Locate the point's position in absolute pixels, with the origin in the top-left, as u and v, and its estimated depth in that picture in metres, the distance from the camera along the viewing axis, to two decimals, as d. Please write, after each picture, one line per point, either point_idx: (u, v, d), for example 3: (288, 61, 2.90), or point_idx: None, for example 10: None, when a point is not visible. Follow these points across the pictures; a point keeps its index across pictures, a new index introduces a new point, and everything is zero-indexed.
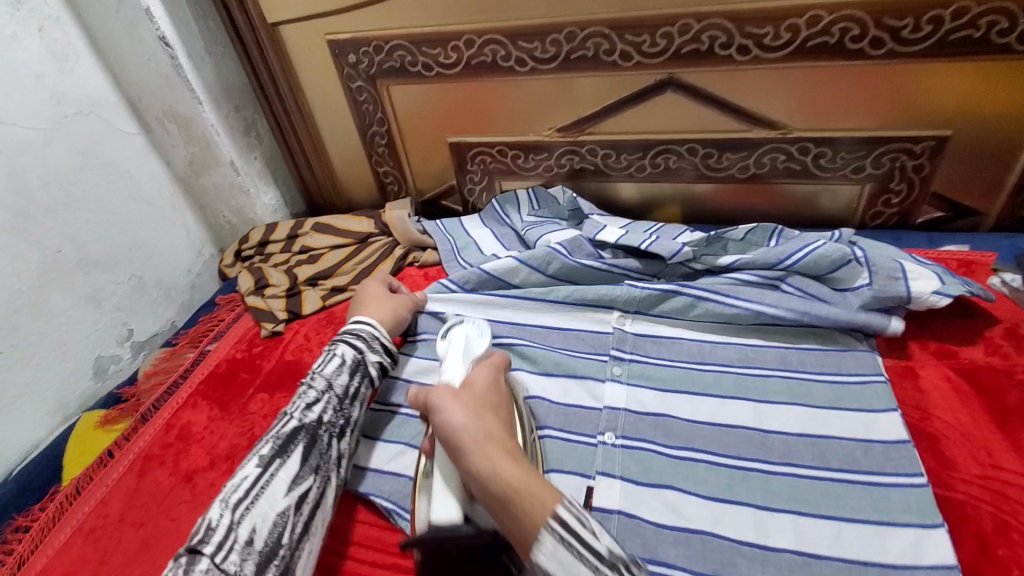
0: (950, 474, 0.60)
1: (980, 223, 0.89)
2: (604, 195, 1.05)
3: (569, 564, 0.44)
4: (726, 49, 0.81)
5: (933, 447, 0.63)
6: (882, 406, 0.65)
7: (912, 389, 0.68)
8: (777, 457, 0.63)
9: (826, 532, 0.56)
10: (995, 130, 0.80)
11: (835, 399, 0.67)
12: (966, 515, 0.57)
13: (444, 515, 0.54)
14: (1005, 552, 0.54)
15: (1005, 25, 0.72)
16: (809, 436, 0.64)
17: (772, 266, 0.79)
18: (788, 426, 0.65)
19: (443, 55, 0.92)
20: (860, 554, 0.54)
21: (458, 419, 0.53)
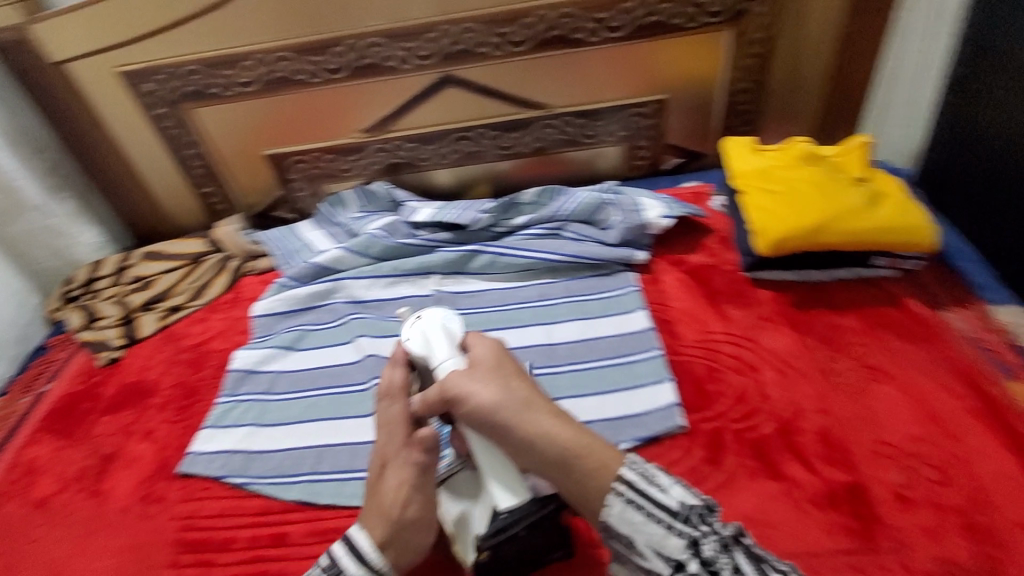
0: (679, 344, 0.81)
1: (705, 163, 1.16)
2: (422, 184, 1.17)
3: (640, 524, 0.48)
4: (482, 46, 0.97)
5: (669, 328, 0.83)
6: (634, 306, 0.86)
7: (655, 292, 0.89)
8: (561, 359, 0.81)
9: (591, 404, 0.75)
10: (695, 88, 1.05)
11: (603, 309, 0.87)
12: (687, 370, 0.77)
13: (508, 500, 0.56)
14: (711, 387, 0.74)
15: (675, 9, 0.95)
16: (582, 339, 0.83)
17: (551, 219, 0.98)
18: (569, 336, 0.84)
19: (239, 75, 1.00)
20: (617, 411, 0.74)
21: (485, 396, 0.54)
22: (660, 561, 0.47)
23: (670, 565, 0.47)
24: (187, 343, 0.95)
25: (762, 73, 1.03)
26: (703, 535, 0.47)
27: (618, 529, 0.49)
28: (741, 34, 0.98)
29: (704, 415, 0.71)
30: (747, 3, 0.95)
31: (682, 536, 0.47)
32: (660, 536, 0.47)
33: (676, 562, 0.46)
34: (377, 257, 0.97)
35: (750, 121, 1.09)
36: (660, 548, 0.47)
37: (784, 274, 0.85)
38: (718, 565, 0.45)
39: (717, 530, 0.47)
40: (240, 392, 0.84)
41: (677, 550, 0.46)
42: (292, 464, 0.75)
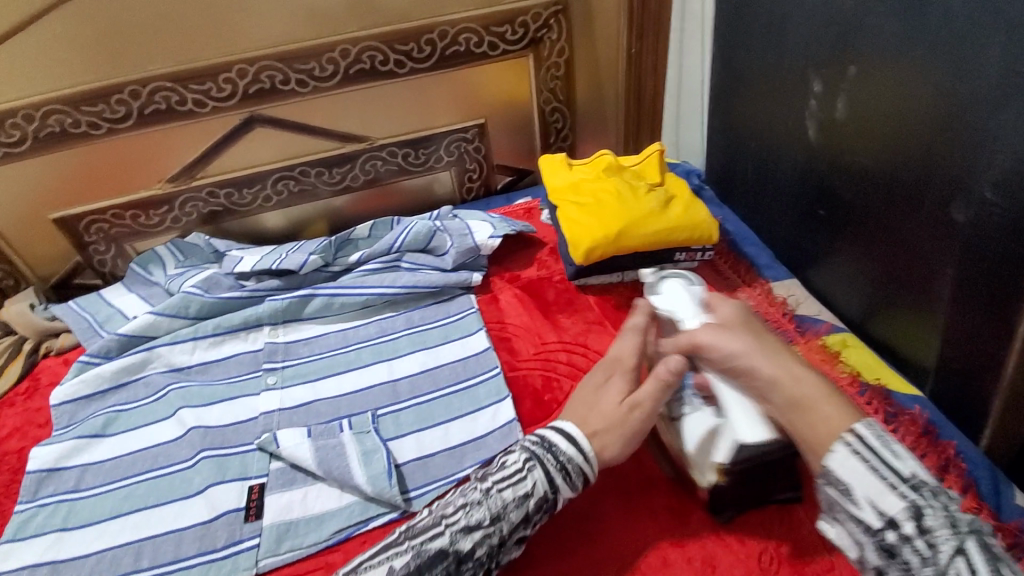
0: (517, 359, 0.84)
1: (535, 178, 1.22)
2: (251, 230, 1.08)
3: (862, 473, 0.46)
4: (287, 84, 0.94)
5: (508, 345, 0.86)
6: (474, 328, 0.87)
7: (494, 311, 0.91)
8: (405, 395, 0.80)
9: (436, 435, 0.74)
10: (510, 111, 1.10)
11: (445, 336, 0.87)
12: (525, 383, 0.80)
13: (756, 437, 0.56)
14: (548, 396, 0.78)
15: (476, 38, 0.99)
16: (423, 370, 0.82)
17: (386, 252, 0.96)
18: (412, 369, 0.83)
19: (0, 134, 0.88)
20: (459, 438, 0.74)
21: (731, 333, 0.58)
22: (870, 513, 0.45)
23: (884, 522, 0.44)
24: None
25: (568, 93, 1.10)
26: (925, 501, 0.43)
27: (836, 474, 0.47)
28: (541, 58, 1.04)
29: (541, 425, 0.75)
30: (540, 30, 1.01)
31: (903, 498, 0.44)
32: (881, 491, 0.45)
33: (891, 520, 0.44)
34: (197, 316, 0.90)
35: (566, 137, 1.17)
36: (875, 502, 0.45)
37: (605, 278, 0.92)
38: (934, 537, 0.42)
39: (528, 448, 0.59)
40: (36, 497, 0.72)
41: (895, 510, 0.44)
42: (104, 569, 0.65)
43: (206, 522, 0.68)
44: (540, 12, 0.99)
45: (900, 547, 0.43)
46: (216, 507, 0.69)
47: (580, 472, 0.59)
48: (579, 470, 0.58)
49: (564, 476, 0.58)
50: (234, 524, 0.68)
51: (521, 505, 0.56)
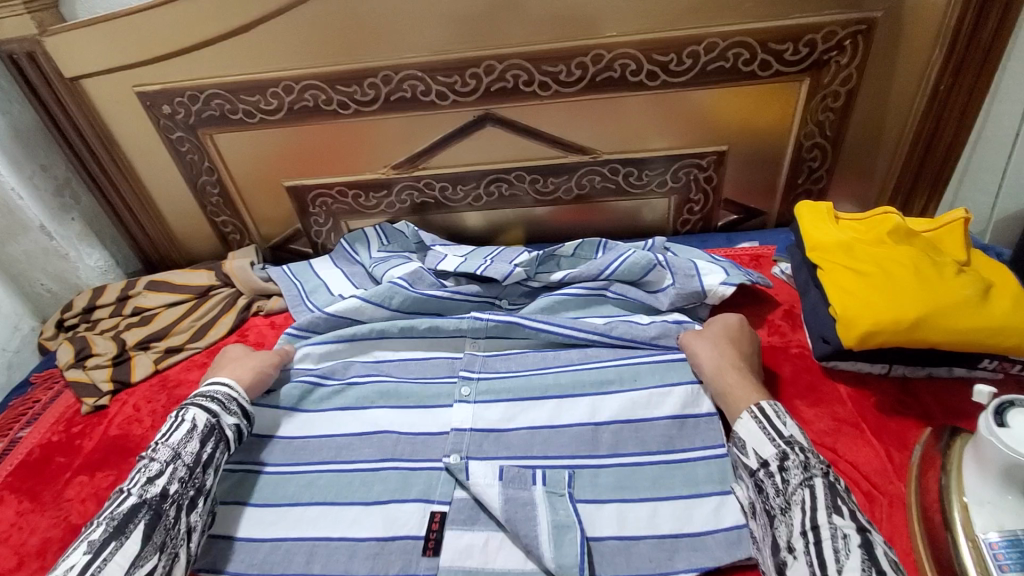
0: None
1: (765, 221, 1.04)
2: (452, 226, 1.08)
3: (755, 431, 0.61)
4: (529, 85, 0.89)
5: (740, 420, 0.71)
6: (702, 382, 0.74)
7: None
8: (606, 449, 0.69)
9: (643, 514, 0.64)
10: (761, 140, 0.94)
11: (663, 377, 0.74)
12: None
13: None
14: None
15: (747, 55, 0.85)
16: (631, 419, 0.71)
17: (595, 276, 0.86)
18: (618, 414, 0.72)
19: (263, 102, 0.92)
20: (667, 529, 0.62)
21: (706, 354, 0.72)
22: (754, 459, 0.60)
23: (761, 463, 0.59)
24: (180, 393, 0.85)
25: (838, 129, 0.92)
26: (792, 451, 0.57)
27: (738, 433, 0.63)
28: (818, 85, 0.88)
29: None
30: (829, 52, 0.84)
31: (776, 447, 0.59)
32: (763, 441, 0.60)
33: (766, 461, 0.59)
34: (397, 309, 0.87)
35: (818, 180, 0.98)
36: (758, 450, 0.60)
37: (867, 367, 0.72)
38: (789, 471, 0.56)
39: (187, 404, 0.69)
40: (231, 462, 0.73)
41: (771, 454, 0.59)
42: (283, 563, 0.63)
43: (382, 540, 0.64)
44: (835, 30, 0.82)
45: (766, 482, 0.58)
46: (393, 526, 0.64)
47: (239, 403, 0.70)
48: (229, 400, 0.69)
49: (220, 407, 0.68)
50: (411, 554, 0.62)
51: (192, 438, 0.63)
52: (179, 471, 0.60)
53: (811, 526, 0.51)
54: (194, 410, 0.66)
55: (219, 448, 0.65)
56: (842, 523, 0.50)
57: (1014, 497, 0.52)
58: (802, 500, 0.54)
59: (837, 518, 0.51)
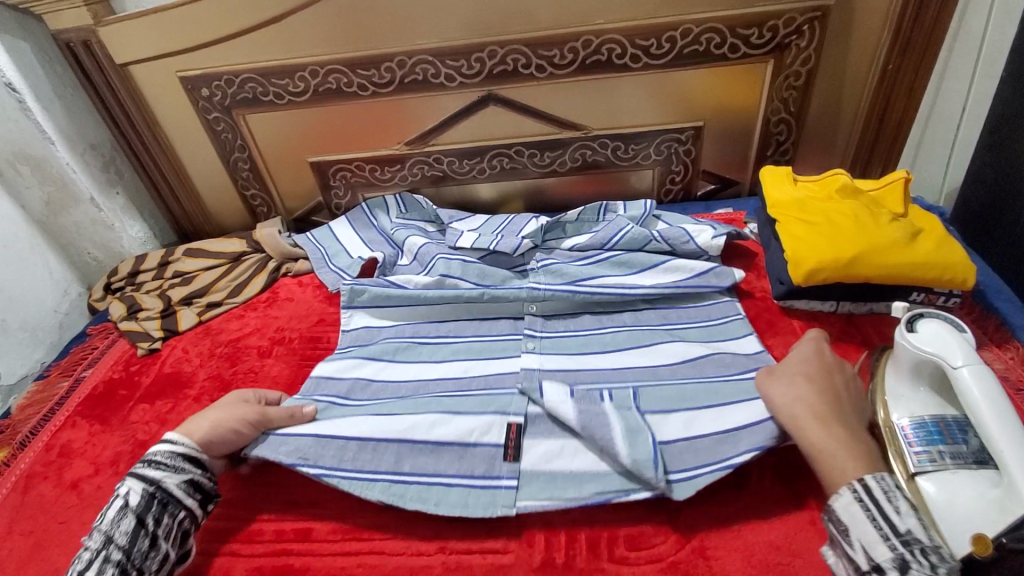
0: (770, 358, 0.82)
1: (740, 190, 1.17)
2: (459, 197, 1.20)
3: (862, 520, 0.54)
4: (527, 68, 1.00)
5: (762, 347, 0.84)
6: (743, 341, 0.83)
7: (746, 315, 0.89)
8: (666, 380, 0.78)
9: None
10: (733, 117, 1.06)
11: (707, 338, 0.85)
12: None
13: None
14: None
15: (718, 39, 0.97)
16: (687, 362, 0.80)
17: (599, 248, 1.01)
18: (673, 358, 0.81)
19: (291, 84, 1.04)
20: (704, 430, 0.69)
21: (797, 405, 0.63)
22: (861, 555, 0.53)
23: (872, 565, 0.52)
24: (223, 338, 0.98)
25: (800, 105, 1.04)
26: (915, 559, 0.50)
27: (838, 515, 0.55)
28: (781, 66, 0.99)
29: None
30: (789, 36, 0.96)
31: (893, 549, 0.51)
32: (874, 539, 0.52)
33: (879, 566, 0.52)
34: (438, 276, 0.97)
35: (785, 152, 1.10)
36: (868, 549, 0.53)
37: (817, 305, 0.86)
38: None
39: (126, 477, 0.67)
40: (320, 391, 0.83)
41: (885, 557, 0.51)
42: (332, 456, 0.71)
43: (465, 445, 0.71)
44: (794, 17, 0.94)
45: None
46: (472, 434, 0.71)
47: (178, 456, 0.67)
48: (172, 458, 0.67)
49: (159, 469, 0.66)
50: (493, 458, 0.70)
51: (124, 516, 0.61)
52: (111, 555, 0.59)
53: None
54: (131, 479, 0.65)
55: (166, 510, 0.64)
56: None
57: (925, 390, 0.65)
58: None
59: None
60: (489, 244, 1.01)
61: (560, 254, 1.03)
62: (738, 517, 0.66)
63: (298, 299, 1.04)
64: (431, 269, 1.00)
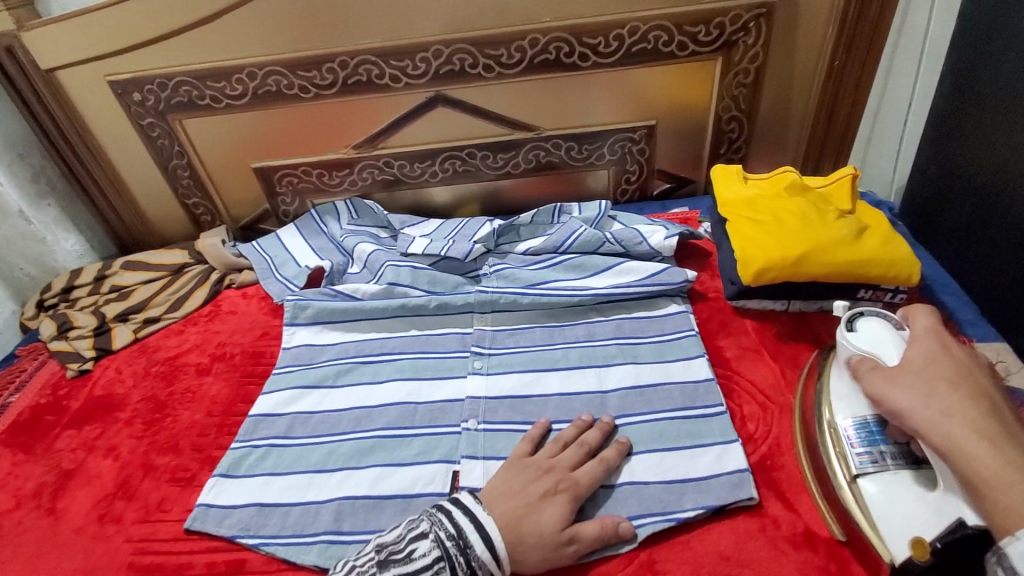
0: (723, 362, 0.82)
1: (695, 189, 1.16)
2: (414, 201, 1.17)
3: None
4: (474, 67, 0.98)
5: (716, 350, 0.83)
6: (693, 352, 0.82)
7: (698, 322, 0.87)
8: (614, 410, 0.77)
9: (629, 433, 0.73)
10: (685, 116, 1.05)
11: (658, 354, 0.83)
12: (731, 392, 0.78)
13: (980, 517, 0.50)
14: (749, 409, 0.75)
15: (666, 37, 0.95)
16: (635, 387, 0.79)
17: (552, 252, 0.99)
18: (622, 382, 0.80)
19: (228, 88, 0.99)
20: (647, 476, 0.69)
21: (902, 403, 0.53)
22: None
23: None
24: (160, 356, 0.93)
25: (750, 103, 1.04)
26: None
27: None
28: (730, 64, 0.99)
29: (747, 434, 0.72)
30: (736, 33, 0.96)
31: None
32: None
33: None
34: (387, 284, 0.96)
35: (739, 150, 1.10)
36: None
37: (768, 304, 0.86)
38: None
39: (444, 544, 0.58)
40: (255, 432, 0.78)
41: None
42: (274, 523, 0.68)
43: (408, 497, 0.70)
44: (740, 14, 0.94)
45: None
46: (416, 485, 0.71)
47: None
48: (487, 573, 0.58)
49: None
50: None
51: None
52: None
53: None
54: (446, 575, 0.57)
55: None
56: None
57: None
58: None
59: None
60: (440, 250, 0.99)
61: (514, 258, 1.01)
62: (685, 525, 0.65)
63: (241, 312, 1.00)
64: (380, 277, 0.98)
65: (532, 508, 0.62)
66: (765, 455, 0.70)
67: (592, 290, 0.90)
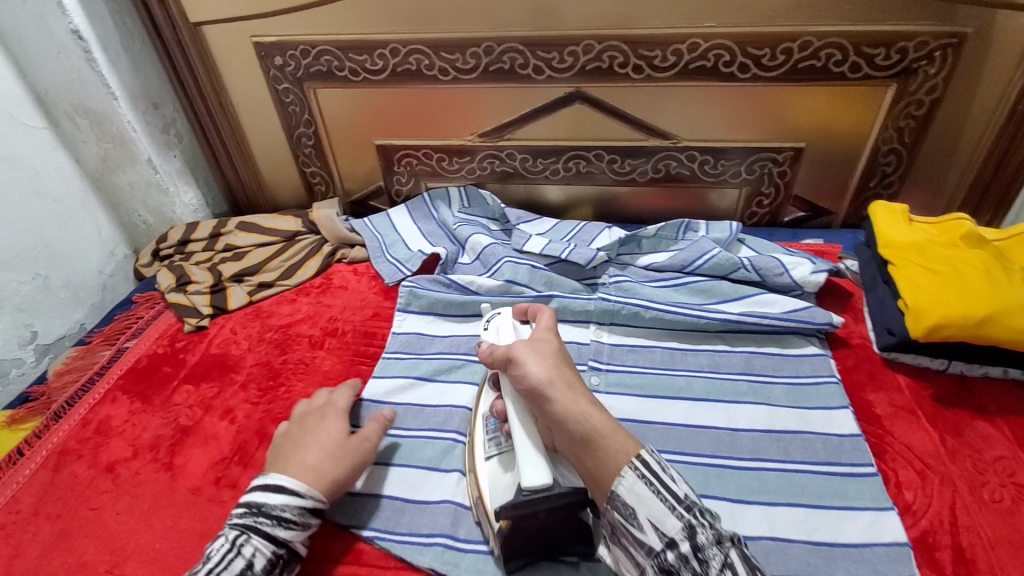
0: (871, 417, 0.75)
1: (831, 221, 1.08)
2: (527, 198, 1.14)
3: (646, 498, 0.48)
4: (623, 67, 0.93)
5: (862, 403, 0.77)
6: (836, 402, 0.75)
7: (841, 370, 0.81)
8: (747, 453, 0.71)
9: (764, 482, 0.68)
10: (838, 142, 0.98)
11: (794, 398, 0.77)
12: (883, 452, 0.71)
13: (538, 479, 0.56)
14: (905, 475, 0.69)
15: (839, 57, 0.88)
16: (771, 431, 0.73)
17: (678, 270, 0.93)
18: (756, 423, 0.74)
19: (369, 61, 0.98)
20: (790, 532, 0.63)
21: (538, 370, 0.59)
22: (654, 536, 0.47)
23: (665, 543, 0.47)
24: (273, 323, 0.93)
25: (916, 136, 0.95)
26: (699, 521, 0.47)
27: (623, 500, 0.49)
28: (903, 93, 0.91)
29: (905, 503, 0.66)
30: (918, 61, 0.87)
31: (681, 518, 0.47)
32: (662, 513, 0.47)
33: (671, 541, 0.47)
34: (504, 281, 0.93)
35: (890, 185, 1.01)
36: (659, 525, 0.47)
37: (924, 361, 0.79)
38: (705, 553, 0.45)
39: (236, 523, 0.58)
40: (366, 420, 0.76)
41: (676, 529, 0.47)
42: (386, 518, 0.66)
43: None
44: (927, 41, 0.85)
45: (678, 566, 0.46)
46: None
47: (307, 512, 0.60)
48: (301, 515, 0.59)
49: (284, 527, 0.58)
50: None
51: None
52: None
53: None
54: (255, 538, 0.57)
55: (288, 569, 0.59)
56: None
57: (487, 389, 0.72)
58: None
59: None
60: (561, 254, 0.94)
61: (635, 272, 0.95)
62: None
63: (352, 288, 0.99)
64: (496, 272, 0.94)
65: (310, 456, 0.63)
66: (924, 530, 0.63)
67: (724, 316, 0.84)
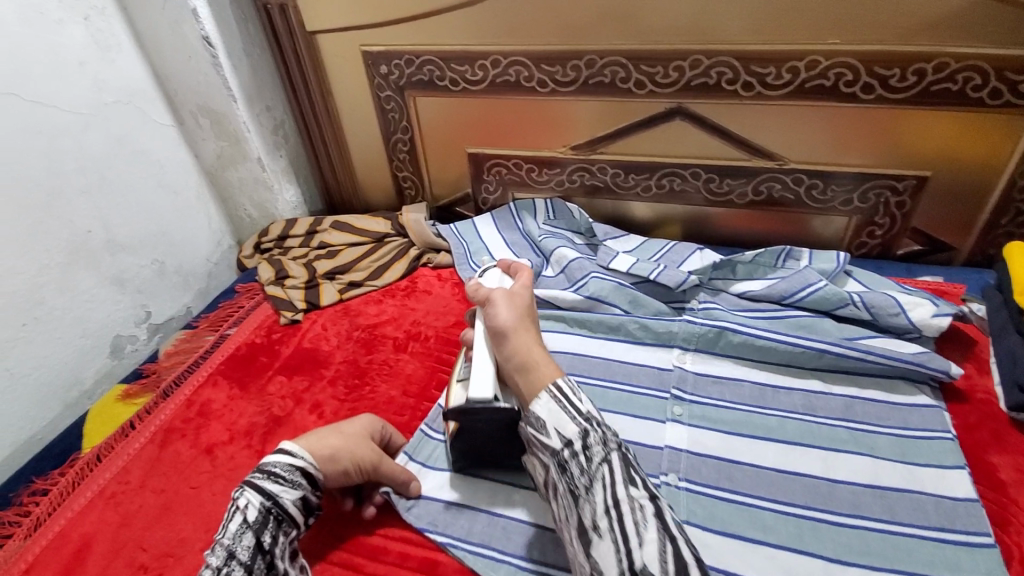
0: (995, 483, 0.67)
1: (954, 258, 0.98)
2: (615, 213, 1.11)
3: (555, 411, 0.55)
4: (731, 84, 0.89)
5: (986, 467, 0.69)
6: (951, 462, 0.68)
7: (960, 426, 0.73)
8: (846, 508, 0.65)
9: (864, 544, 0.62)
10: (968, 173, 0.88)
11: (901, 453, 0.70)
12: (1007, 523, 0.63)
13: (481, 392, 0.59)
14: None
15: (979, 80, 0.80)
16: (874, 487, 0.67)
17: (776, 301, 0.87)
18: (857, 476, 0.68)
19: (470, 72, 1.00)
20: None
21: (505, 316, 0.63)
22: (555, 438, 0.54)
23: (563, 442, 0.53)
24: (361, 322, 0.96)
25: None
26: (592, 428, 0.53)
27: (536, 413, 0.55)
28: None
29: None
30: None
31: (578, 425, 0.53)
32: (564, 420, 0.54)
33: (568, 440, 0.53)
34: (589, 297, 0.91)
35: None
36: (559, 429, 0.54)
37: None
38: (591, 450, 0.52)
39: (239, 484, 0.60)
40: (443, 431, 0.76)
41: (573, 433, 0.53)
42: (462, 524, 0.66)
43: None
44: None
45: (570, 461, 0.52)
46: None
47: (295, 469, 0.61)
48: (290, 472, 0.60)
49: (273, 481, 0.59)
50: None
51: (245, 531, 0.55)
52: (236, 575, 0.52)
53: (613, 504, 0.48)
54: (250, 491, 0.58)
55: (282, 528, 0.59)
56: (637, 494, 0.49)
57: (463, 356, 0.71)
58: (602, 475, 0.50)
59: (633, 490, 0.49)
60: (650, 275, 0.90)
61: (727, 299, 0.90)
62: None
63: (436, 293, 1.01)
64: (581, 287, 0.93)
65: (320, 432, 0.67)
66: None
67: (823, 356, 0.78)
